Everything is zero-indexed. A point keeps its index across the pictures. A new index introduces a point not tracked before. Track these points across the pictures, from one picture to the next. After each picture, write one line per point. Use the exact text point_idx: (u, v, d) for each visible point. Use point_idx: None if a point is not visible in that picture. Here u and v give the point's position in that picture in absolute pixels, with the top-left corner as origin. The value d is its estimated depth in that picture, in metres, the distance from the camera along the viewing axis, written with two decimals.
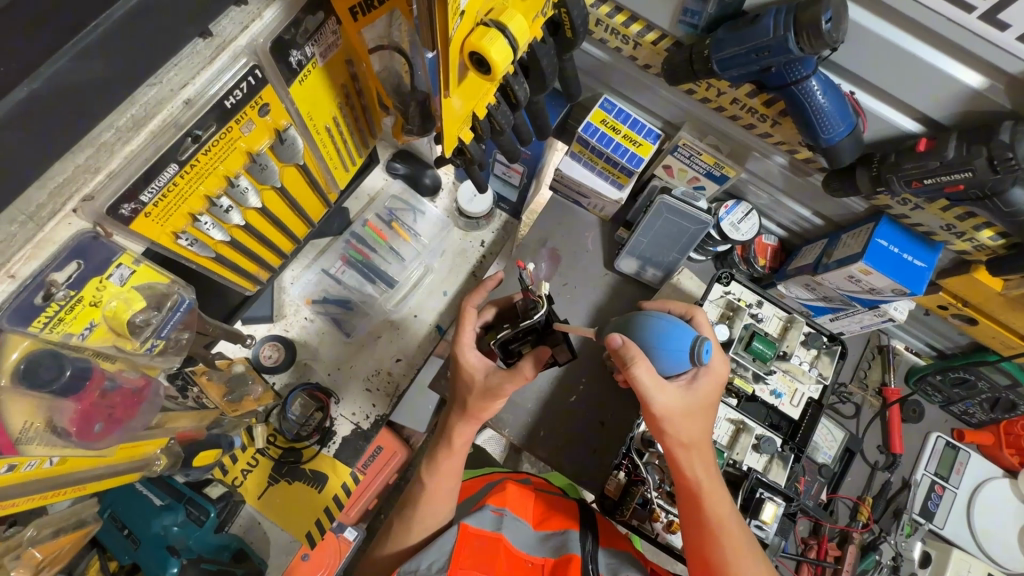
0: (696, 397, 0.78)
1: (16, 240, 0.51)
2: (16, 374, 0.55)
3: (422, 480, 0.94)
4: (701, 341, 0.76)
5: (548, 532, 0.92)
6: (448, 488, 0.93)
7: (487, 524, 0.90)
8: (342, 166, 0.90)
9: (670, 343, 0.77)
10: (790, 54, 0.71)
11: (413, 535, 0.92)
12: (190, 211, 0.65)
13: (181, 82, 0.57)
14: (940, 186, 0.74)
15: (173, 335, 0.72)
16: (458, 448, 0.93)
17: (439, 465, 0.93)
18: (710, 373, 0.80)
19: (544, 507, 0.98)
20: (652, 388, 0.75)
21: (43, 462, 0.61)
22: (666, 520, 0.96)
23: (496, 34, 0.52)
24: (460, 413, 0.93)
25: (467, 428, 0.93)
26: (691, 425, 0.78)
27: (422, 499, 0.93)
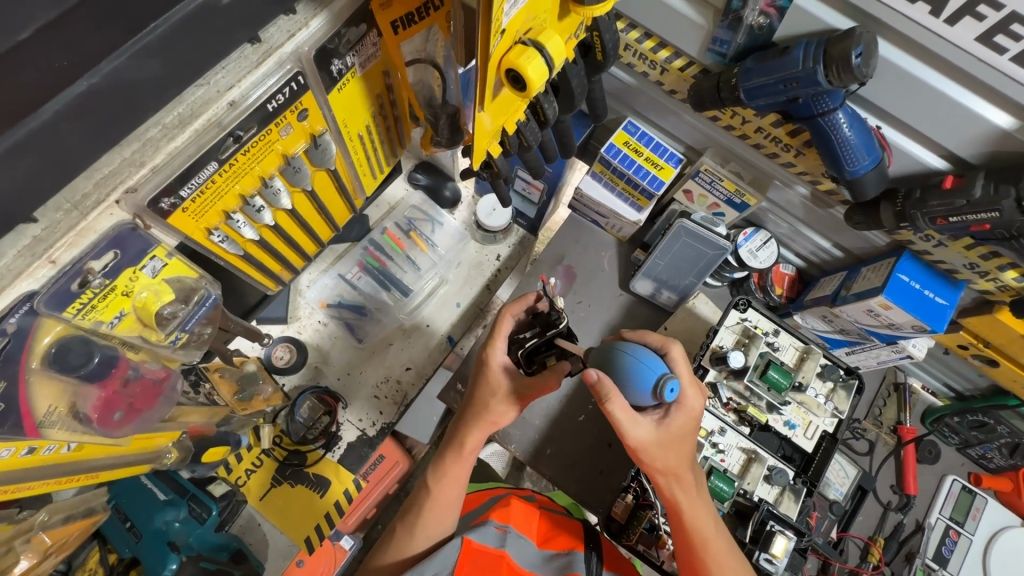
0: (671, 429, 0.76)
1: (59, 227, 0.53)
2: (47, 358, 0.55)
3: (431, 486, 0.92)
4: (665, 379, 0.73)
5: (552, 550, 0.91)
6: (457, 494, 0.93)
7: (490, 540, 0.88)
8: (371, 173, 0.91)
9: (636, 379, 0.73)
10: (819, 86, 0.72)
11: (418, 541, 0.91)
12: (225, 208, 0.67)
13: (228, 84, 0.58)
14: (966, 224, 0.74)
15: (196, 330, 0.71)
16: (467, 454, 0.93)
17: (449, 471, 0.92)
18: (683, 407, 0.76)
19: (549, 526, 0.97)
20: (627, 425, 0.73)
21: (62, 447, 0.61)
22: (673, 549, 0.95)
23: (534, 53, 0.53)
24: (479, 423, 0.92)
25: (479, 438, 0.93)
26: (673, 456, 0.76)
27: (430, 505, 0.91)
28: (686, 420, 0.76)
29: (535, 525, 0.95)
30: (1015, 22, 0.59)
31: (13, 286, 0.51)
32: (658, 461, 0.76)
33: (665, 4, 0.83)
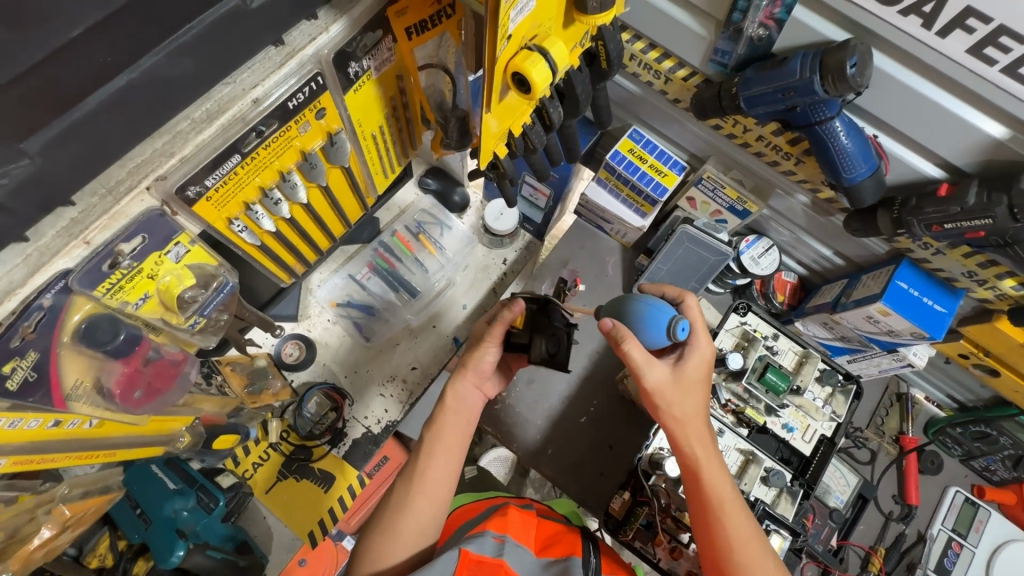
0: (687, 371, 0.80)
1: (95, 211, 0.56)
2: (77, 333, 0.59)
3: (425, 436, 0.94)
4: (676, 320, 0.79)
5: (551, 558, 0.88)
6: (451, 443, 0.93)
7: (489, 551, 0.84)
8: (382, 172, 0.95)
9: (651, 320, 0.80)
10: (815, 95, 0.74)
11: (417, 490, 0.89)
12: (244, 200, 0.70)
13: (253, 83, 0.61)
14: (961, 230, 0.76)
15: (214, 314, 0.73)
16: (455, 401, 0.97)
17: (440, 418, 0.95)
18: (696, 351, 0.80)
19: (545, 536, 0.95)
20: (643, 365, 0.77)
21: (82, 423, 0.63)
22: (671, 546, 0.90)
23: (538, 57, 0.55)
24: (460, 372, 0.98)
25: (464, 385, 0.97)
26: (691, 402, 0.78)
27: (427, 453, 0.91)
28: (699, 364, 0.80)
29: (532, 534, 0.93)
30: (1004, 34, 0.61)
31: (46, 266, 0.53)
32: (675, 407, 0.78)
33: (669, 17, 0.86)
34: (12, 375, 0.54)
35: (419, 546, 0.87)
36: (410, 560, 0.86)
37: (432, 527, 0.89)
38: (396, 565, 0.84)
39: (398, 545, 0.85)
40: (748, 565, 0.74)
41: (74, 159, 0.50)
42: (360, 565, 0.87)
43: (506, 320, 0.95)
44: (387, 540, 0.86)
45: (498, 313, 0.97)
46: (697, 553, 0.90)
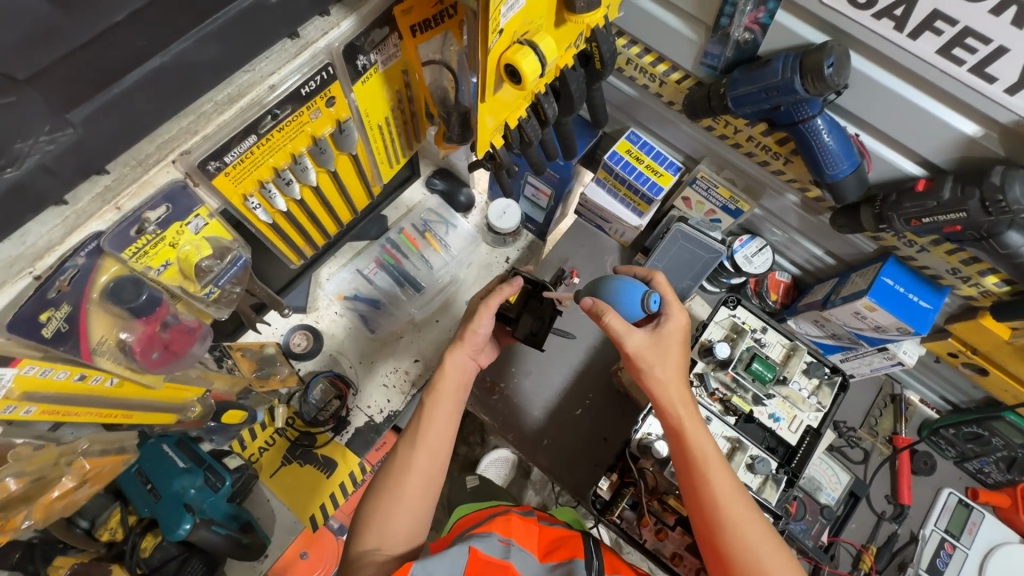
0: (665, 337, 0.86)
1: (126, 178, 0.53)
2: (103, 292, 0.56)
3: (426, 403, 0.98)
4: (647, 294, 0.89)
5: (555, 562, 0.86)
6: (451, 408, 0.98)
7: (495, 552, 0.82)
8: (388, 162, 0.87)
9: (625, 295, 0.89)
10: (797, 94, 0.78)
11: (420, 453, 0.93)
12: (259, 178, 0.65)
13: (271, 70, 0.58)
14: (938, 225, 0.79)
15: (228, 287, 0.70)
16: (454, 368, 1.02)
17: (440, 386, 1.00)
18: (671, 320, 0.87)
19: (549, 540, 0.92)
20: (622, 331, 0.84)
21: (106, 380, 0.64)
22: (655, 526, 0.89)
23: (528, 50, 0.60)
24: (458, 342, 1.04)
25: (462, 355, 1.03)
26: (670, 364, 0.84)
27: (427, 418, 0.96)
28: (675, 331, 0.87)
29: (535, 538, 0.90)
30: (970, 36, 0.65)
31: (82, 226, 0.51)
32: (656, 368, 0.84)
33: (663, 23, 0.92)
34: (48, 323, 0.51)
35: (421, 507, 0.91)
36: (413, 521, 0.89)
37: (433, 490, 0.92)
38: (400, 525, 0.88)
39: (402, 505, 0.89)
40: (736, 517, 0.74)
41: (125, 128, 0.49)
42: (364, 530, 0.88)
43: (494, 301, 1.04)
44: (391, 502, 0.89)
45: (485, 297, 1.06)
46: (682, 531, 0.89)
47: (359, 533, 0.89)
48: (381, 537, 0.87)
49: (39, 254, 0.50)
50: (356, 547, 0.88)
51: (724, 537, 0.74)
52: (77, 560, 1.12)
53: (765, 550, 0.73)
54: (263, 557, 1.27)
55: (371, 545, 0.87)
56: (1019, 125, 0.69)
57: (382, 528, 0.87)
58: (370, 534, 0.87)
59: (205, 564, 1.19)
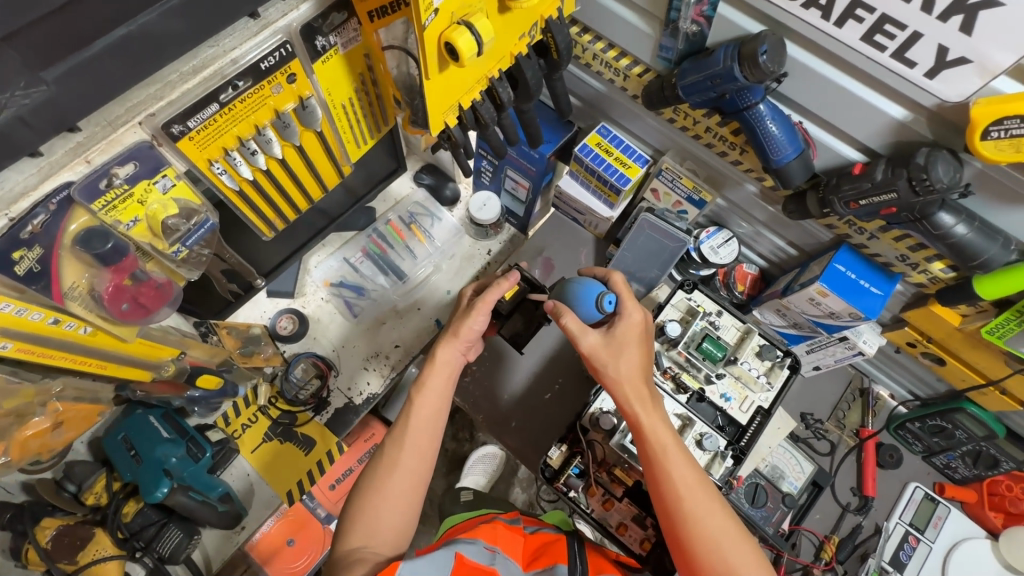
0: (617, 334, 0.86)
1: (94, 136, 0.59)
2: (75, 240, 0.62)
3: (413, 403, 0.99)
4: (603, 294, 0.93)
5: (539, 570, 0.82)
6: (438, 408, 0.99)
7: (482, 558, 0.80)
8: (355, 141, 0.91)
9: (583, 298, 0.94)
10: (737, 81, 0.82)
11: (406, 454, 0.95)
12: (224, 145, 0.71)
13: (233, 45, 0.64)
14: (875, 207, 0.82)
15: (195, 249, 0.76)
16: (442, 367, 1.02)
17: (428, 383, 1.00)
18: (626, 320, 0.88)
19: (533, 548, 0.88)
20: (577, 332, 0.87)
21: (80, 327, 0.70)
22: (602, 497, 0.95)
23: (464, 30, 0.66)
24: (449, 338, 1.04)
25: (450, 353, 1.03)
26: (625, 362, 0.84)
27: (414, 419, 0.97)
28: (631, 330, 0.87)
29: (519, 546, 0.86)
30: (887, 23, 0.69)
31: (54, 175, 0.58)
32: (612, 367, 0.84)
33: (620, 17, 0.97)
34: (21, 262, 0.58)
35: (407, 506, 0.93)
36: (399, 520, 0.92)
37: (419, 489, 0.95)
38: (388, 523, 0.91)
39: (389, 505, 0.92)
40: (696, 508, 0.75)
41: (95, 89, 0.56)
42: (352, 527, 0.92)
43: (489, 297, 1.06)
44: (378, 501, 0.92)
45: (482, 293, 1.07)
46: (628, 505, 0.94)
47: (347, 532, 0.92)
48: (368, 535, 0.90)
49: (15, 198, 0.56)
50: (343, 545, 0.90)
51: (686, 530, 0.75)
52: (64, 522, 1.17)
53: (726, 537, 0.75)
54: (239, 527, 1.31)
55: (358, 542, 0.90)
56: (941, 108, 0.72)
57: (370, 526, 0.90)
58: (358, 533, 0.90)
59: (182, 531, 1.23)
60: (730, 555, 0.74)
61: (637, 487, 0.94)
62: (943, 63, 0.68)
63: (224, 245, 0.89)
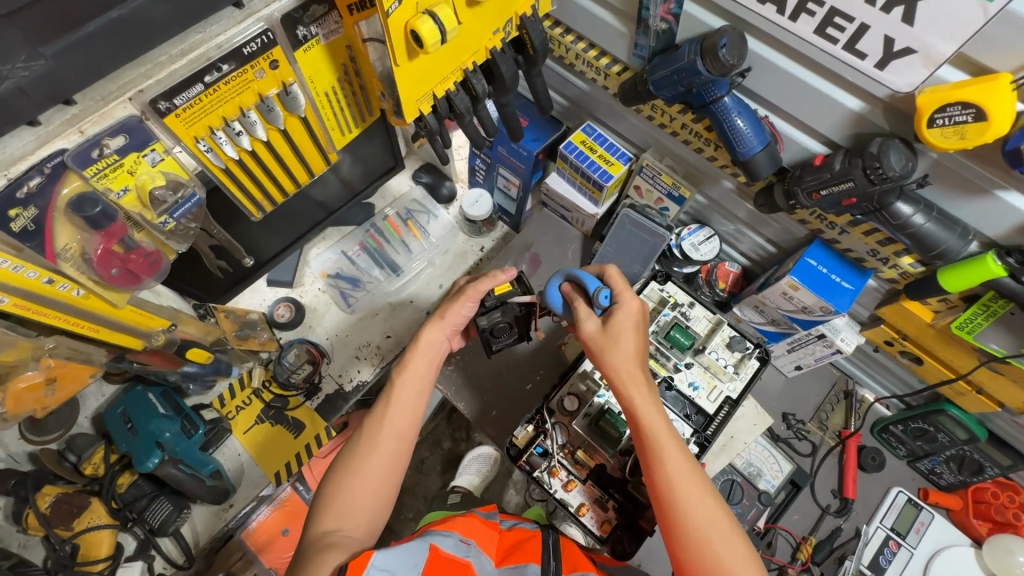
0: (615, 325, 0.84)
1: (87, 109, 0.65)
2: (68, 205, 0.68)
3: (395, 382, 0.93)
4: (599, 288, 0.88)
5: (511, 565, 0.83)
6: (422, 388, 0.94)
7: (456, 550, 0.81)
8: (339, 129, 0.97)
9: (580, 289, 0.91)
10: (701, 74, 0.85)
11: (387, 434, 0.88)
12: (209, 124, 0.77)
13: (218, 31, 0.70)
14: (836, 196, 0.83)
15: (183, 222, 0.83)
16: (427, 348, 0.98)
17: (411, 363, 0.95)
18: (624, 310, 0.85)
19: (507, 546, 0.89)
20: (582, 315, 0.89)
21: (73, 289, 0.76)
22: (565, 478, 0.99)
23: (427, 17, 0.71)
24: (436, 320, 1.00)
25: (436, 334, 0.99)
26: (623, 352, 0.83)
27: (396, 397, 0.91)
28: (626, 322, 0.85)
29: (493, 542, 0.88)
30: (837, 16, 0.72)
31: (50, 142, 0.64)
32: (608, 355, 0.84)
33: (597, 17, 1.01)
34: (16, 219, 0.65)
35: (384, 489, 0.85)
36: (376, 502, 0.84)
37: (397, 472, 0.87)
38: (364, 506, 0.83)
39: (366, 486, 0.84)
40: (689, 501, 0.73)
41: (88, 65, 0.62)
42: (324, 509, 0.83)
43: (482, 288, 1.02)
44: (354, 482, 0.84)
45: (474, 282, 1.04)
46: (591, 487, 0.98)
47: (319, 515, 0.83)
48: (343, 517, 0.82)
49: (13, 162, 0.63)
50: (315, 529, 0.82)
51: (678, 522, 0.73)
52: (63, 490, 1.23)
53: (719, 535, 0.72)
54: (227, 505, 1.33)
55: (331, 524, 0.81)
56: (894, 98, 0.74)
57: (344, 507, 0.82)
58: (332, 514, 0.82)
59: (172, 504, 1.27)
60: (724, 553, 0.70)
61: (601, 469, 0.98)
62: (891, 53, 0.70)
63: (213, 223, 0.95)
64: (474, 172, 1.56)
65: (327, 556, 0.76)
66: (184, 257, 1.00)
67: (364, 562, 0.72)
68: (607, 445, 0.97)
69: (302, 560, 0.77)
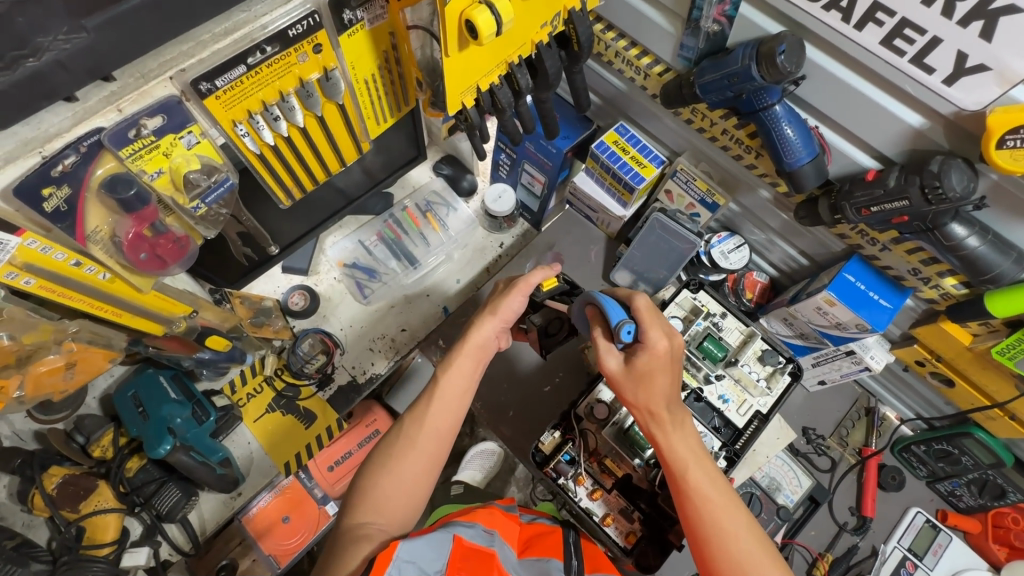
0: (637, 366, 0.80)
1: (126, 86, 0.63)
2: (102, 184, 0.66)
3: (439, 380, 0.88)
4: (621, 322, 0.82)
5: (533, 559, 0.81)
6: (465, 392, 0.89)
7: (479, 540, 0.79)
8: (375, 117, 0.95)
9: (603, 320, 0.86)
10: (754, 80, 0.82)
11: (427, 433, 0.85)
12: (248, 108, 0.74)
13: (263, 12, 0.68)
14: (886, 214, 0.81)
15: (214, 207, 0.80)
16: (475, 349, 0.92)
17: (456, 361, 0.90)
18: (648, 349, 0.80)
19: (527, 537, 0.88)
20: (603, 350, 0.84)
21: (98, 272, 0.74)
22: (590, 487, 0.98)
23: (484, 8, 0.68)
24: (487, 316, 0.94)
25: (488, 331, 0.93)
26: (646, 390, 0.79)
27: (438, 398, 0.87)
28: (652, 359, 0.79)
29: (514, 531, 0.86)
30: (907, 27, 0.69)
31: (86, 121, 0.62)
32: (634, 395, 0.80)
33: (644, 15, 0.98)
34: (49, 199, 0.62)
35: (421, 487, 0.84)
36: (412, 500, 0.83)
37: (434, 472, 0.85)
38: (400, 503, 0.82)
39: (402, 483, 0.82)
40: (720, 537, 0.72)
41: (130, 39, 0.59)
42: (359, 501, 0.82)
43: (533, 281, 0.96)
44: (391, 478, 0.82)
45: (524, 274, 0.98)
46: (617, 496, 0.98)
47: (354, 506, 0.82)
48: (378, 511, 0.81)
49: (49, 138, 0.60)
50: (350, 519, 0.81)
51: (711, 558, 0.72)
52: (70, 471, 1.21)
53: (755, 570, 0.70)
54: (235, 494, 1.32)
55: (366, 517, 0.80)
56: (959, 116, 0.72)
57: (378, 502, 0.81)
58: (367, 508, 0.81)
59: (180, 490, 1.25)
60: None
61: (626, 479, 0.98)
62: (962, 69, 0.67)
63: (243, 209, 0.93)
64: (497, 167, 1.50)
65: (359, 550, 0.76)
66: (210, 244, 0.99)
67: (389, 557, 0.69)
68: (633, 453, 0.98)
69: (336, 552, 0.77)
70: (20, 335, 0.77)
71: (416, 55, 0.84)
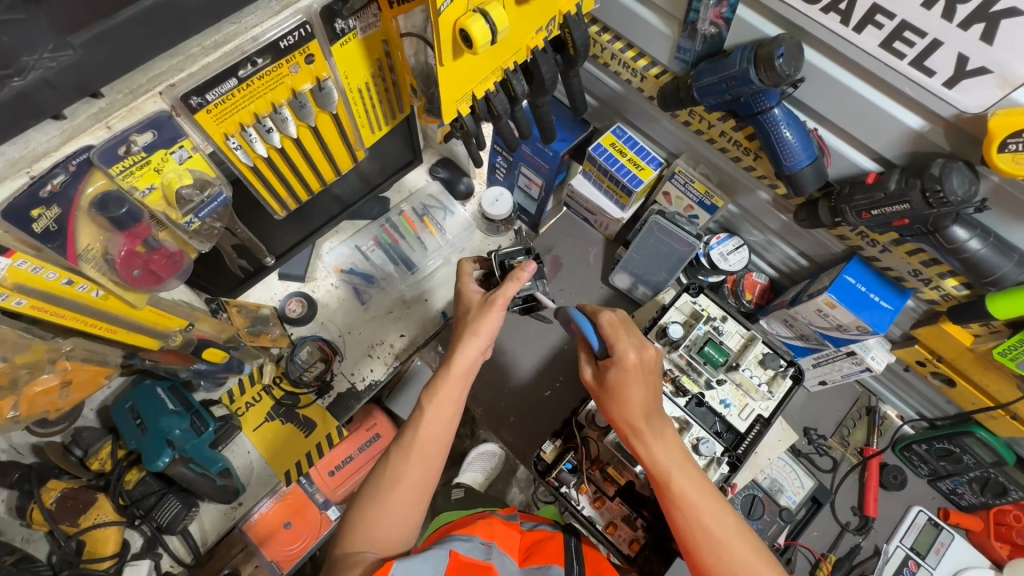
0: (610, 380, 0.82)
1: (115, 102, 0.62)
2: (92, 203, 0.65)
3: (426, 410, 0.87)
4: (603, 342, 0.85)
5: (534, 566, 0.81)
6: (451, 417, 0.88)
7: (477, 553, 0.78)
8: (369, 126, 0.93)
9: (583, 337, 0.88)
10: (753, 84, 0.81)
11: (416, 459, 0.84)
12: (240, 121, 0.73)
13: (254, 24, 0.67)
14: (886, 217, 0.80)
15: (208, 221, 0.79)
16: (461, 373, 0.90)
17: (441, 391, 0.88)
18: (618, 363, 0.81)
19: (529, 545, 0.87)
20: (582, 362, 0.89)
21: (92, 290, 0.73)
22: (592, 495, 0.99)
23: (479, 17, 0.67)
24: (470, 338, 0.91)
25: (469, 354, 0.90)
26: (622, 402, 0.80)
27: (425, 424, 0.86)
28: (623, 371, 0.80)
29: (515, 540, 0.85)
30: (907, 29, 0.68)
31: (75, 138, 0.61)
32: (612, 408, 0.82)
33: (640, 18, 0.97)
34: (39, 219, 0.61)
35: (411, 516, 0.83)
36: (402, 529, 0.82)
37: (424, 500, 0.84)
38: (393, 530, 0.81)
39: (393, 512, 0.81)
40: (709, 543, 0.72)
41: (119, 54, 0.58)
42: (352, 527, 0.82)
43: (510, 294, 0.93)
44: (380, 507, 0.82)
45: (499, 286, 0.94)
46: (620, 504, 0.97)
47: (347, 533, 0.82)
48: (370, 539, 0.80)
49: (37, 158, 0.59)
50: (343, 546, 0.81)
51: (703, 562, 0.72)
52: (68, 485, 1.20)
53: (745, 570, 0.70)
54: (236, 504, 1.31)
55: (358, 545, 0.79)
56: (959, 119, 0.71)
57: (369, 531, 0.80)
58: (358, 537, 0.80)
59: (180, 502, 1.24)
60: None
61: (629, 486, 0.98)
62: (963, 72, 0.67)
63: (237, 220, 0.92)
64: (494, 170, 1.49)
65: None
66: (205, 257, 0.98)
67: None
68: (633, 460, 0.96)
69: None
70: (13, 355, 0.77)
71: (410, 62, 0.83)
